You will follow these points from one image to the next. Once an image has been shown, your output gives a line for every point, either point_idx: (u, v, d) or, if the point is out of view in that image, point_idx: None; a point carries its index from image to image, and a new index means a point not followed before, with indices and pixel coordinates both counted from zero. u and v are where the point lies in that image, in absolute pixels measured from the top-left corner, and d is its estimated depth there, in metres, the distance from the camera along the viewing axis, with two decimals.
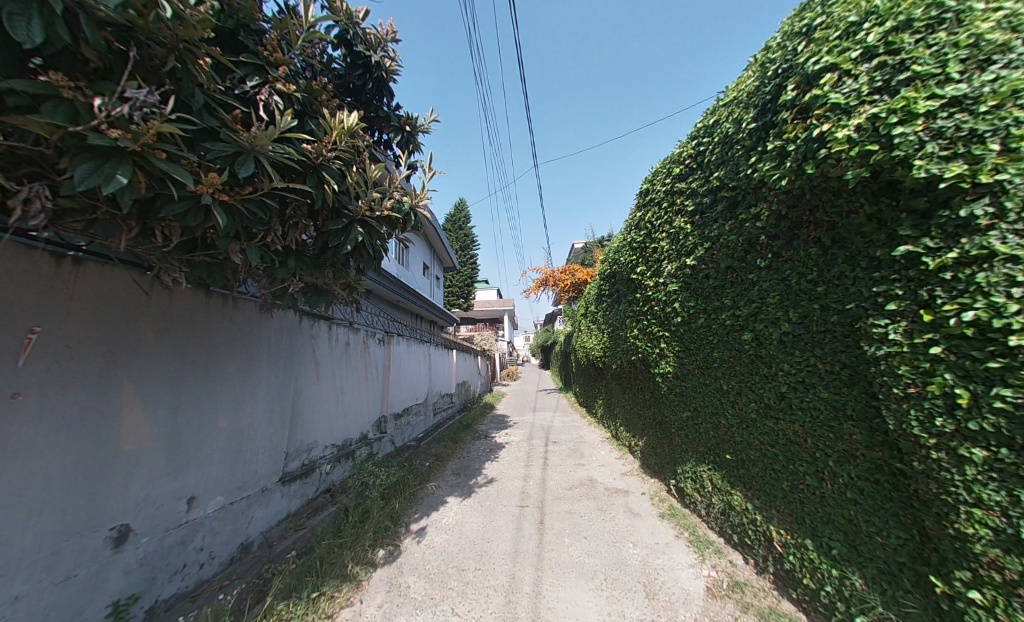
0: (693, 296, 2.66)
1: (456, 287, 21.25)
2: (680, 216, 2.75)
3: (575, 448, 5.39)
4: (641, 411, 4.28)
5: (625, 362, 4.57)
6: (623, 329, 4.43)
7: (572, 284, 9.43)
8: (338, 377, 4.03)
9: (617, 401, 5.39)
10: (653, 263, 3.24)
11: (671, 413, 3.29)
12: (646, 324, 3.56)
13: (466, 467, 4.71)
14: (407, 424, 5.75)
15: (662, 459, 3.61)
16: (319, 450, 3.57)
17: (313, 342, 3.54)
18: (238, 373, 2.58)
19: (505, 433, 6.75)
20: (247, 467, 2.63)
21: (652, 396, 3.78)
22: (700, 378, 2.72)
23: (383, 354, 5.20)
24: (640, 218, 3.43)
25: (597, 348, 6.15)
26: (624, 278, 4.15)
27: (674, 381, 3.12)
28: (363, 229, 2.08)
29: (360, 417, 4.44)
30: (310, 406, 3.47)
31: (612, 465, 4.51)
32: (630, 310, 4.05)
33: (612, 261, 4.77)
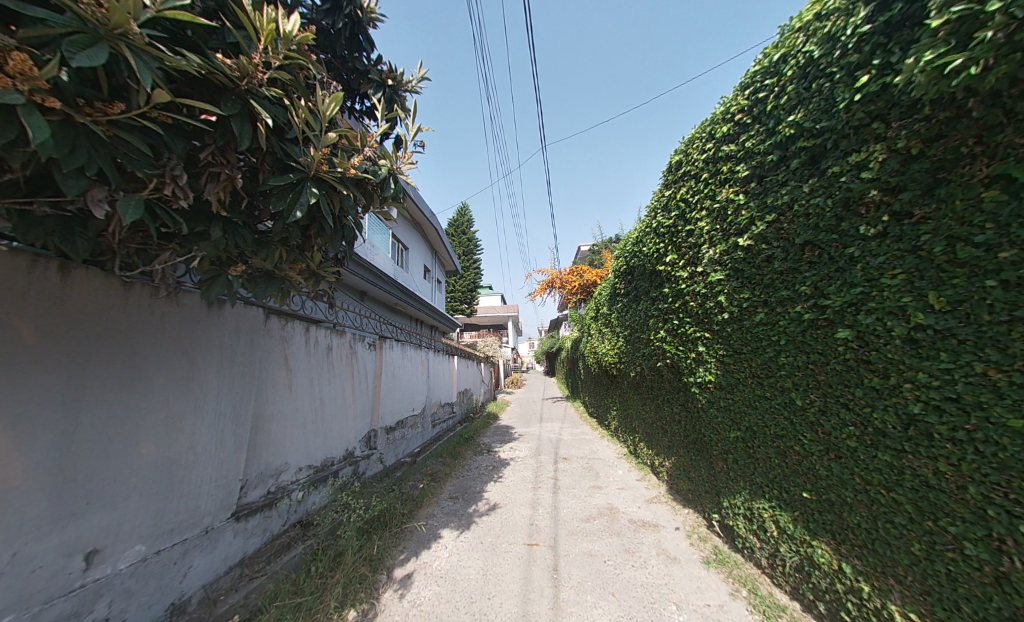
0: (748, 286, 2.09)
1: (459, 293, 20.72)
2: (727, 186, 2.19)
3: (589, 468, 4.76)
4: (668, 426, 3.67)
5: (648, 370, 3.95)
6: (646, 332, 3.83)
7: (581, 285, 8.85)
8: (317, 388, 3.49)
9: (637, 415, 4.76)
10: (688, 249, 2.66)
11: (712, 432, 2.69)
12: (678, 325, 2.97)
13: (465, 490, 4.11)
14: (401, 438, 5.18)
15: (698, 487, 3.01)
16: (289, 474, 3.01)
17: (283, 346, 3.01)
18: (174, 385, 2.04)
19: (509, 448, 6.12)
20: (183, 504, 2.08)
21: (685, 410, 3.19)
22: (759, 391, 2.12)
23: (374, 361, 4.66)
24: (669, 198, 2.88)
25: (611, 354, 5.55)
26: (647, 272, 3.57)
27: (718, 393, 2.53)
28: (319, 189, 1.56)
29: (344, 433, 3.88)
30: (277, 422, 2.93)
31: (634, 489, 3.88)
32: (655, 309, 3.46)
33: (631, 256, 4.18)
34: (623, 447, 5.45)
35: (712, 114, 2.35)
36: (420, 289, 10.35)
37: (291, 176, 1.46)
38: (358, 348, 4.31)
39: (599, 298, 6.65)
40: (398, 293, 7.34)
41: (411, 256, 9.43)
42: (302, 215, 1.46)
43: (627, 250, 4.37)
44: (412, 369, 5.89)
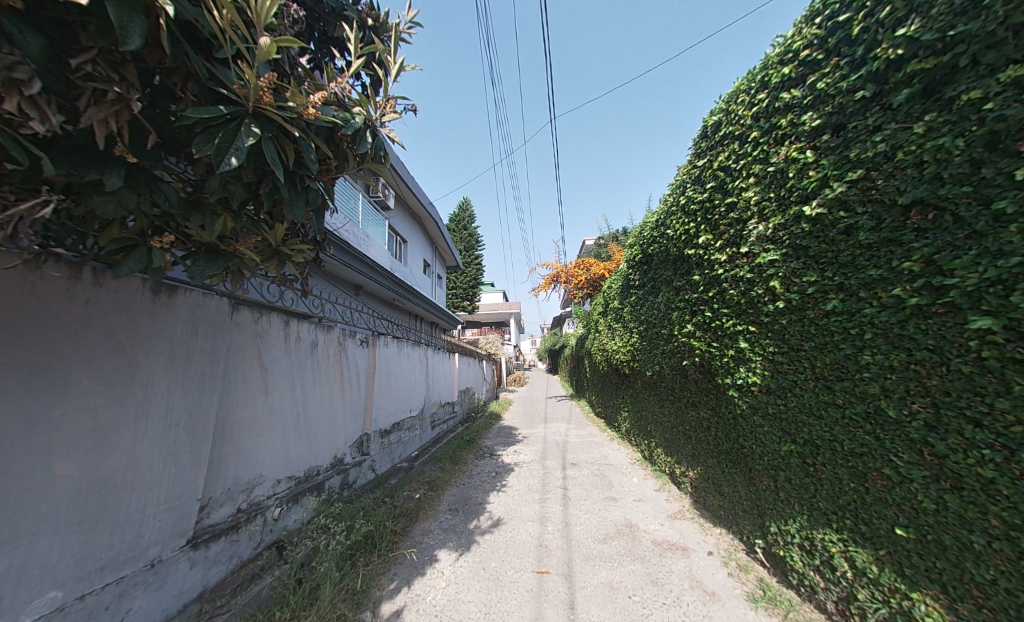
0: (816, 267, 1.68)
1: (461, 290, 20.36)
2: (787, 143, 1.78)
3: (601, 475, 4.36)
4: (693, 433, 3.26)
5: (668, 371, 3.56)
6: (667, 327, 3.42)
7: (587, 279, 8.43)
8: (299, 389, 3.10)
9: (653, 418, 4.34)
10: (727, 228, 2.24)
11: (755, 444, 2.28)
12: (710, 318, 2.56)
13: (466, 500, 3.73)
14: (397, 442, 4.81)
15: (734, 505, 2.60)
16: (263, 489, 2.62)
17: (255, 342, 2.61)
18: (105, 390, 1.64)
19: (513, 451, 5.73)
20: (117, 535, 1.68)
21: (716, 416, 2.78)
22: (826, 396, 1.72)
23: (367, 359, 4.28)
24: (703, 168, 2.45)
25: (622, 351, 5.14)
26: (670, 259, 3.15)
27: (765, 398, 2.12)
28: (264, 129, 1.15)
29: (330, 439, 3.49)
30: (249, 430, 2.55)
31: (653, 502, 3.48)
32: (679, 300, 3.06)
33: (649, 243, 3.75)
34: (636, 452, 5.04)
35: (765, 59, 1.92)
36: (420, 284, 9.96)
37: (219, 108, 1.06)
38: (349, 345, 3.92)
39: (608, 292, 6.22)
40: (394, 287, 6.95)
41: (410, 249, 9.04)
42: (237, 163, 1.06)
43: (644, 237, 3.94)
44: (409, 367, 5.50)
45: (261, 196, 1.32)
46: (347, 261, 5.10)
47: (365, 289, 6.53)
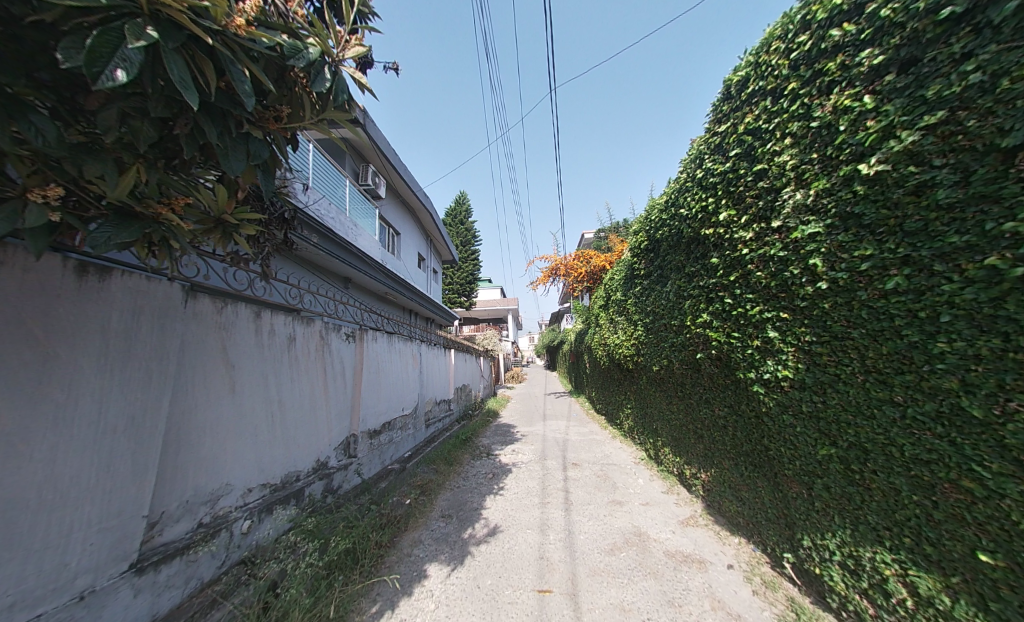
0: (874, 238, 1.40)
1: (457, 286, 20.03)
2: (836, 91, 1.49)
3: (604, 476, 4.10)
4: (706, 433, 3.00)
5: (678, 366, 3.29)
6: (677, 318, 3.14)
7: (587, 272, 8.14)
8: (274, 387, 2.80)
9: (659, 415, 4.08)
10: (755, 200, 1.96)
11: (784, 446, 2.02)
12: (732, 305, 2.28)
13: (460, 505, 3.46)
14: (388, 442, 4.53)
15: (757, 512, 2.34)
16: (227, 500, 2.32)
17: (216, 335, 2.29)
18: (13, 392, 1.33)
19: (511, 450, 5.47)
20: (28, 567, 1.38)
21: (735, 414, 2.51)
22: (882, 393, 1.45)
23: (354, 354, 3.98)
24: (725, 135, 2.17)
25: (625, 345, 4.87)
26: (683, 242, 2.86)
27: (799, 394, 1.85)
28: (168, 37, 0.85)
29: (311, 441, 3.19)
30: (213, 434, 2.24)
31: (662, 507, 3.22)
32: (693, 287, 2.77)
33: (658, 227, 3.46)
34: (641, 451, 4.78)
35: None
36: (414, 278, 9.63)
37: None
38: (333, 339, 3.62)
39: (610, 284, 5.94)
40: (386, 279, 6.63)
41: (403, 241, 8.71)
42: (127, 82, 0.79)
43: (651, 221, 3.65)
44: (401, 364, 5.21)
45: (182, 141, 1.03)
46: (333, 251, 4.79)
47: (355, 282, 6.21)
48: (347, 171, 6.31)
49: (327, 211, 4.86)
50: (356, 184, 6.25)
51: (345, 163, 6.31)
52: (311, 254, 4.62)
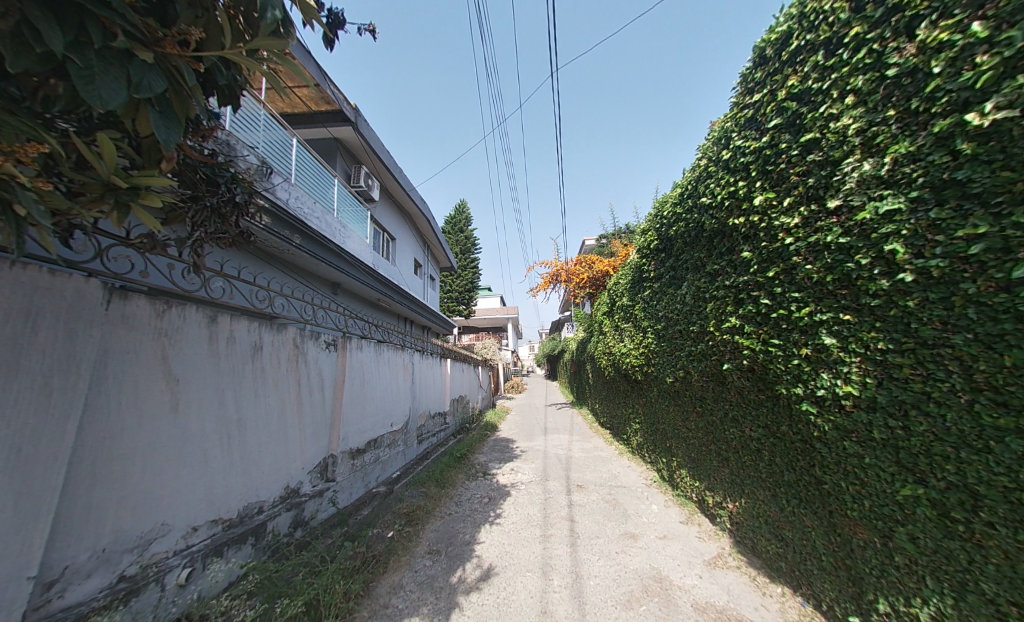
0: (988, 210, 1.05)
1: (456, 294, 19.70)
2: (922, 27, 1.16)
3: (613, 502, 3.67)
4: (733, 456, 2.60)
5: (698, 378, 2.90)
6: (697, 324, 2.77)
7: (590, 278, 7.81)
8: (233, 404, 2.41)
9: (674, 433, 3.67)
10: (803, 178, 1.61)
11: (845, 480, 1.63)
12: (770, 307, 1.91)
13: (450, 538, 3.03)
14: (373, 463, 4.10)
15: (806, 558, 1.93)
16: (161, 544, 1.90)
17: (154, 342, 1.92)
18: None
19: (509, 470, 5.02)
20: None
21: (773, 437, 2.12)
22: (1002, 419, 1.06)
23: (335, 365, 3.60)
24: (758, 107, 1.85)
25: (633, 355, 4.49)
26: (704, 236, 2.52)
27: (868, 416, 1.47)
28: None
29: (278, 466, 2.79)
30: (146, 463, 1.85)
31: (682, 541, 2.79)
32: (717, 288, 2.41)
33: (672, 224, 3.12)
34: (652, 471, 4.34)
35: None
36: (410, 285, 9.28)
37: None
38: (310, 348, 3.24)
39: (615, 289, 5.60)
40: (378, 285, 6.29)
41: (398, 246, 8.41)
42: None
43: (664, 218, 3.30)
44: (391, 376, 4.81)
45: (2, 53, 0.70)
46: (317, 253, 4.45)
47: (345, 288, 5.88)
48: (338, 173, 6.04)
49: (312, 210, 4.55)
50: (347, 185, 5.96)
51: (336, 164, 6.04)
52: (293, 256, 4.29)
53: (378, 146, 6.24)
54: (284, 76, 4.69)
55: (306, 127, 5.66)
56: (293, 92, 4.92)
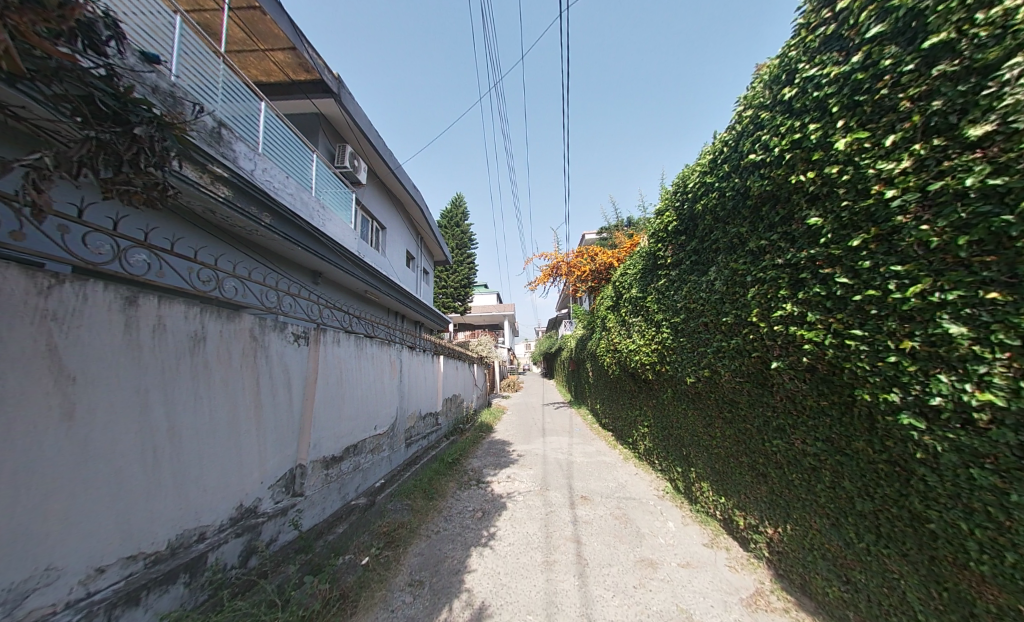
0: None
1: (451, 289, 19.15)
2: None
3: (624, 518, 3.23)
4: (776, 473, 2.17)
5: (730, 379, 2.45)
6: (730, 314, 2.32)
7: (592, 271, 7.36)
8: (163, 409, 1.92)
9: (692, 440, 3.24)
10: (921, 103, 1.16)
11: (966, 521, 1.19)
12: (848, 288, 1.47)
13: (436, 566, 2.57)
14: (353, 472, 3.64)
15: (890, 612, 1.50)
16: (39, 600, 1.40)
17: (33, 328, 1.40)
18: None
19: (505, 477, 4.57)
20: None
21: (840, 454, 1.68)
22: None
23: (306, 360, 3.11)
24: (843, 20, 1.40)
25: (642, 352, 4.06)
26: (747, 206, 2.06)
27: (1018, 436, 1.03)
28: None
29: (227, 481, 2.30)
30: (19, 493, 1.34)
31: (710, 571, 2.36)
32: (764, 269, 1.96)
33: (699, 197, 2.65)
34: (664, 481, 3.91)
35: None
36: (401, 277, 8.76)
37: None
38: (272, 341, 2.75)
39: (621, 281, 5.17)
40: (364, 275, 5.79)
41: (388, 236, 7.90)
42: None
43: (688, 192, 2.84)
44: (374, 374, 4.32)
45: None
46: (288, 235, 3.97)
47: (326, 277, 5.39)
48: (321, 151, 5.53)
49: (284, 186, 4.05)
50: (330, 164, 5.46)
51: (318, 142, 5.53)
52: (261, 236, 3.81)
53: (364, 124, 5.74)
54: (256, 37, 4.18)
55: (284, 100, 5.15)
56: (267, 55, 4.44)
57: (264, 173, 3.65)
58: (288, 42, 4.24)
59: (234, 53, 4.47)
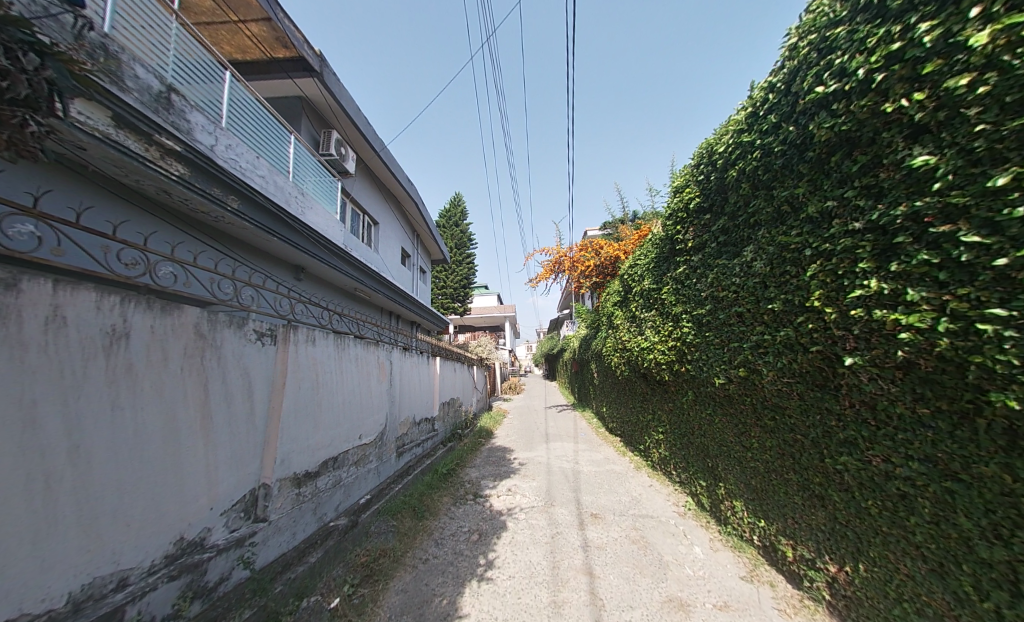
0: None
1: (449, 290, 18.73)
2: None
3: (642, 542, 2.78)
4: (841, 496, 1.73)
5: (775, 379, 2.01)
6: (777, 300, 1.88)
7: (597, 266, 6.93)
8: (64, 424, 1.47)
9: (720, 450, 2.80)
10: None
11: None
12: (980, 251, 1.04)
13: (421, 608, 2.12)
14: (332, 488, 3.20)
15: None
16: None
17: None
18: None
19: (505, 489, 4.13)
20: None
21: (949, 479, 1.25)
22: None
23: (272, 362, 2.67)
24: None
25: (656, 350, 3.63)
26: (805, 160, 1.63)
27: None
28: None
29: (159, 511, 1.85)
30: None
31: (756, 616, 1.91)
32: (829, 238, 1.54)
33: (734, 163, 2.22)
34: (684, 495, 3.46)
35: None
36: (395, 275, 8.35)
37: None
38: (227, 338, 2.32)
39: (630, 273, 4.74)
40: (351, 271, 5.35)
41: (380, 231, 7.49)
42: None
43: (717, 160, 2.41)
44: (360, 378, 3.88)
45: None
46: (259, 222, 3.56)
47: (310, 272, 4.96)
48: (304, 137, 5.12)
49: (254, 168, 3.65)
50: (314, 151, 5.06)
51: (301, 127, 5.13)
52: (228, 222, 3.41)
53: (351, 108, 5.35)
54: (226, 5, 3.78)
55: (263, 79, 4.75)
56: (240, 27, 4.04)
57: (230, 150, 3.24)
58: (261, 11, 3.83)
59: (205, 25, 4.08)
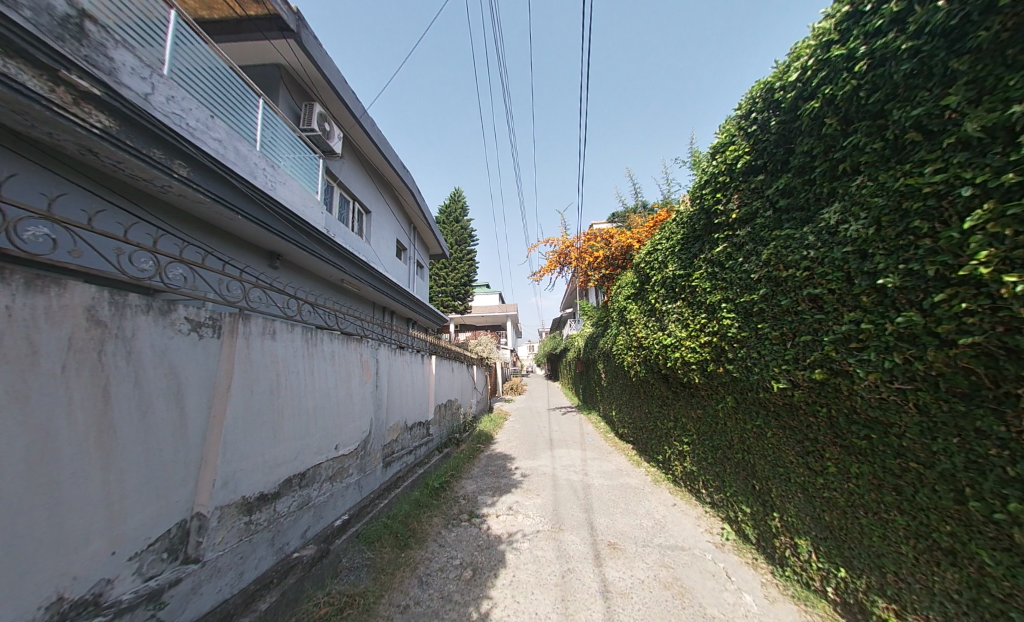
0: None
1: (450, 287, 18.20)
2: None
3: (676, 586, 2.21)
4: (1003, 559, 1.17)
5: (877, 384, 1.45)
6: (892, 272, 1.32)
7: (606, 257, 6.36)
8: None
9: (772, 471, 2.24)
10: None
11: None
12: None
13: None
14: (298, 512, 2.66)
15: None
16: None
17: None
18: None
19: (506, 507, 3.58)
20: None
21: None
22: None
23: (213, 360, 2.11)
24: None
25: (683, 348, 3.07)
26: (964, 52, 1.08)
27: None
28: None
29: (21, 570, 1.28)
30: None
31: None
32: (1015, 163, 0.98)
33: (816, 92, 1.66)
34: (718, 520, 2.90)
35: None
36: (389, 268, 7.80)
37: None
38: (142, 328, 1.76)
39: (647, 261, 4.18)
40: (336, 260, 4.81)
41: (372, 220, 6.97)
42: None
43: (783, 96, 1.85)
44: (339, 380, 3.33)
45: None
46: (217, 194, 3.03)
47: (288, 260, 4.42)
48: (282, 110, 4.59)
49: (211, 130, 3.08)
50: (293, 126, 4.53)
51: (279, 98, 4.59)
52: (175, 193, 2.86)
53: (336, 79, 4.82)
54: None
55: (235, 42, 4.22)
56: None
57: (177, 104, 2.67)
58: None
59: None
